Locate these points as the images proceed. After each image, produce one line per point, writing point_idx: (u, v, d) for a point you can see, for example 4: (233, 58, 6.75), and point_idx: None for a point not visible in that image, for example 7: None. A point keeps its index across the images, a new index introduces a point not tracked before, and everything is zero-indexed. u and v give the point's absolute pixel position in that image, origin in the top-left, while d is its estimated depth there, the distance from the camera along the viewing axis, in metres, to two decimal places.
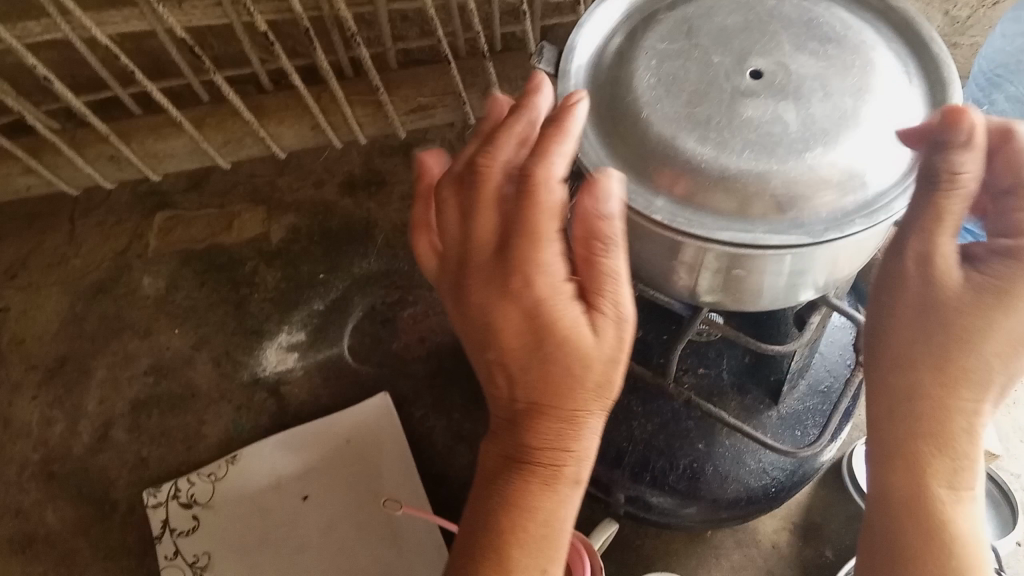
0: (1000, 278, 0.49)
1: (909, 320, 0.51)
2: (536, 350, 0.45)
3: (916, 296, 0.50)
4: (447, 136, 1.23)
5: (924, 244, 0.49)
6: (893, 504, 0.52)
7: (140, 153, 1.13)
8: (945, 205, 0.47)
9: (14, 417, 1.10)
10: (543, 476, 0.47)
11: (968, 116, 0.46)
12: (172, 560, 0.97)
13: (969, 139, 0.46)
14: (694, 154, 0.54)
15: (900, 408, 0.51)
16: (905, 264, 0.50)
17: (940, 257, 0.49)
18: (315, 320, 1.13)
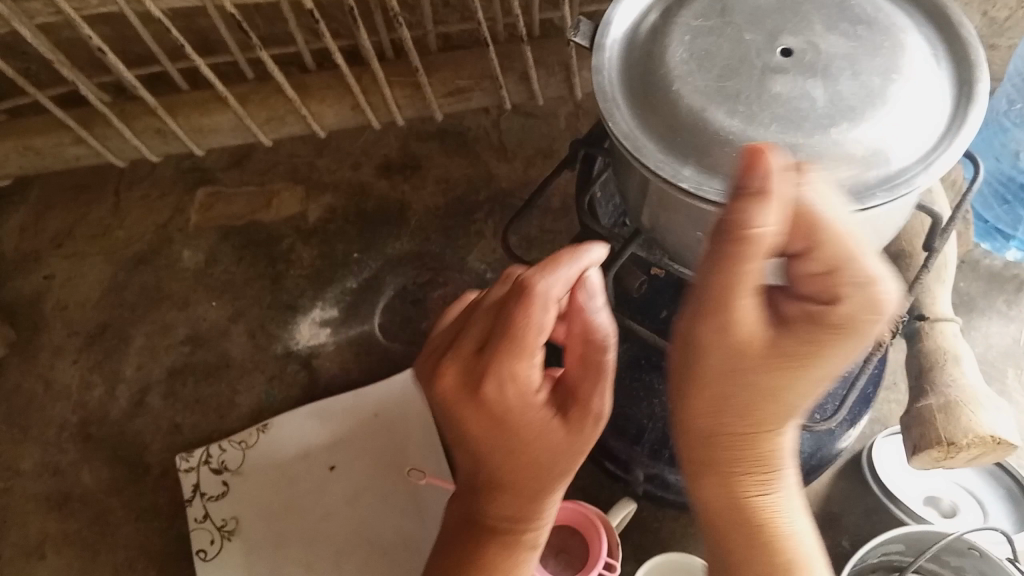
0: (791, 338, 0.49)
1: (709, 380, 0.50)
2: (528, 440, 0.55)
3: (692, 357, 0.50)
4: (483, 123, 1.26)
5: (721, 309, 0.47)
6: (718, 539, 0.55)
7: (187, 128, 1.17)
8: (742, 266, 0.45)
9: (56, 379, 1.13)
10: (505, 542, 0.63)
11: (768, 167, 0.44)
12: (202, 523, 1.00)
13: (766, 192, 0.44)
14: (723, 126, 0.55)
15: (712, 440, 0.53)
16: (702, 330, 0.48)
17: (741, 320, 0.48)
18: (348, 297, 1.15)
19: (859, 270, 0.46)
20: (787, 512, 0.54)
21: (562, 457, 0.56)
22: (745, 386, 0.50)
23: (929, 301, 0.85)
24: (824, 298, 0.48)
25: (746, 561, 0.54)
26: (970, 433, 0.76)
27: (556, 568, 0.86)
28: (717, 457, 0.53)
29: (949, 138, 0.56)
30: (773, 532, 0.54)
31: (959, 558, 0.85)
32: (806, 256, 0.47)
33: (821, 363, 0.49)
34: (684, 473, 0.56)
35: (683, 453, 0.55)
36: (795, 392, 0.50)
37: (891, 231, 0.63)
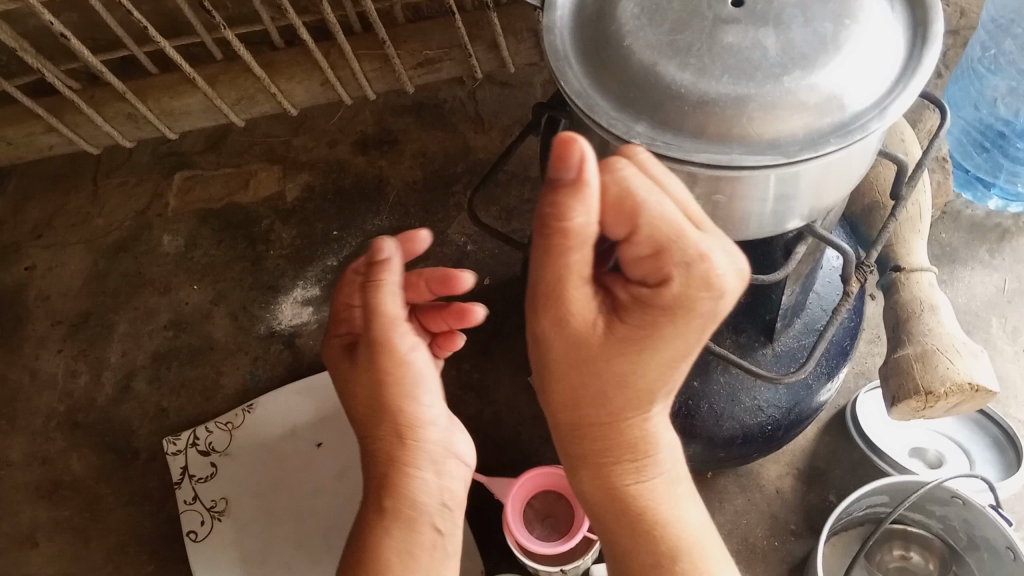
0: (628, 325, 0.50)
1: (563, 371, 0.54)
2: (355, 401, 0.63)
3: (543, 350, 0.54)
4: (458, 94, 1.25)
5: (557, 304, 0.50)
6: (605, 517, 0.62)
7: (156, 111, 1.20)
8: (567, 256, 0.47)
9: (41, 369, 1.14)
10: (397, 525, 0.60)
11: (573, 155, 0.42)
12: (191, 504, 1.00)
13: (577, 180, 0.43)
14: (675, 80, 0.54)
15: (576, 427, 0.57)
16: (545, 325, 0.52)
17: (580, 314, 0.51)
18: (328, 275, 1.15)
19: (685, 248, 0.46)
20: (662, 491, 0.60)
21: (387, 404, 0.60)
22: (593, 375, 0.53)
23: (905, 252, 0.84)
24: (654, 281, 0.48)
25: (625, 534, 0.61)
26: (947, 382, 0.75)
27: (543, 533, 0.87)
28: (585, 444, 0.58)
29: (903, 83, 0.56)
30: (647, 510, 0.60)
31: (943, 508, 0.86)
32: (631, 242, 0.47)
33: (661, 347, 0.51)
34: (566, 460, 0.62)
35: (564, 444, 0.60)
36: (644, 376, 0.53)
37: (855, 180, 0.63)
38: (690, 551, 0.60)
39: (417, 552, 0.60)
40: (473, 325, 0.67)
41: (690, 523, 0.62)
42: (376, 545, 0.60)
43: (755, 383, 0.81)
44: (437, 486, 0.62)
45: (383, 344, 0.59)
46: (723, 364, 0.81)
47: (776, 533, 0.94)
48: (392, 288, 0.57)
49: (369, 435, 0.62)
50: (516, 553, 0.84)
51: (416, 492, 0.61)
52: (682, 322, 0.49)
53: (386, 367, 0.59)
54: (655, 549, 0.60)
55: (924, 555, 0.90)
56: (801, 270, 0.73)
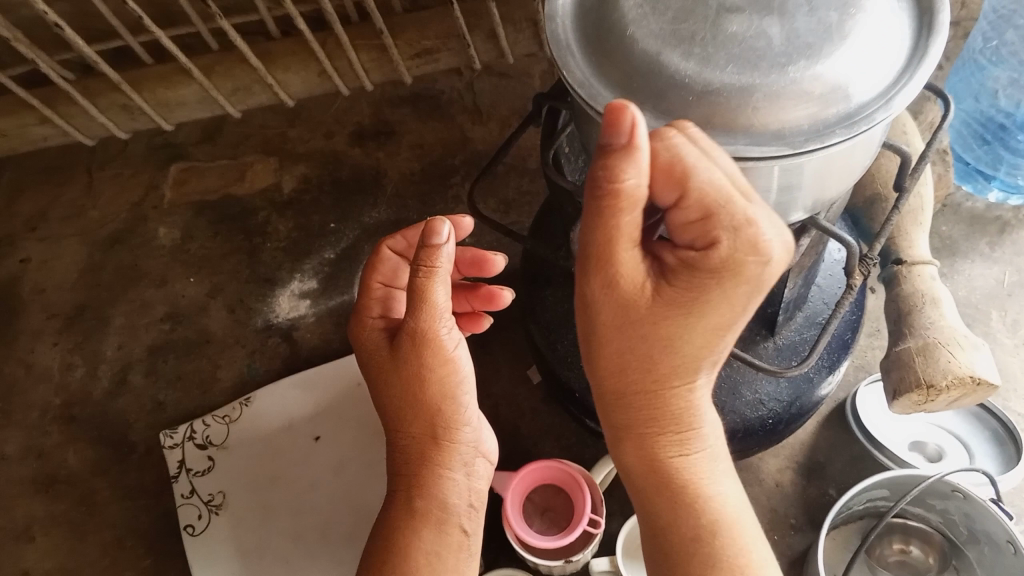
0: (676, 288, 0.49)
1: (607, 336, 0.53)
2: (381, 379, 0.62)
3: (586, 316, 0.53)
4: (455, 85, 1.24)
5: (603, 269, 0.49)
6: (643, 495, 0.60)
7: (152, 102, 1.19)
8: (614, 218, 0.47)
9: (36, 362, 1.13)
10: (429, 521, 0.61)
11: (624, 122, 0.43)
12: (188, 498, 0.99)
13: (628, 146, 0.44)
14: (678, 69, 0.54)
15: (620, 402, 0.56)
16: (592, 288, 0.51)
17: (626, 279, 0.50)
18: (326, 268, 1.14)
19: (733, 213, 0.46)
20: (706, 469, 0.58)
21: (427, 399, 0.60)
22: (637, 344, 0.52)
23: (906, 244, 0.84)
24: (701, 244, 0.48)
25: (665, 511, 0.59)
26: (949, 375, 0.75)
27: (542, 528, 0.87)
28: (624, 416, 0.57)
29: (908, 73, 0.56)
30: (692, 486, 0.58)
31: (944, 501, 0.85)
32: (678, 209, 0.47)
33: (708, 313, 0.50)
34: (609, 435, 0.60)
35: (607, 417, 0.58)
36: (690, 344, 0.51)
37: (860, 171, 0.62)
38: (730, 530, 0.58)
39: (446, 553, 0.60)
40: (500, 308, 0.74)
41: (733, 504, 0.60)
42: (406, 545, 0.60)
43: (756, 376, 0.81)
44: (464, 487, 0.63)
45: (427, 335, 0.58)
46: (725, 357, 0.81)
47: (775, 528, 0.93)
48: (440, 281, 0.55)
49: (403, 427, 0.62)
50: (516, 547, 0.84)
51: (446, 493, 0.62)
52: (732, 288, 0.48)
53: (428, 365, 0.59)
54: (695, 526, 0.58)
55: (924, 549, 0.90)
56: (805, 263, 0.72)
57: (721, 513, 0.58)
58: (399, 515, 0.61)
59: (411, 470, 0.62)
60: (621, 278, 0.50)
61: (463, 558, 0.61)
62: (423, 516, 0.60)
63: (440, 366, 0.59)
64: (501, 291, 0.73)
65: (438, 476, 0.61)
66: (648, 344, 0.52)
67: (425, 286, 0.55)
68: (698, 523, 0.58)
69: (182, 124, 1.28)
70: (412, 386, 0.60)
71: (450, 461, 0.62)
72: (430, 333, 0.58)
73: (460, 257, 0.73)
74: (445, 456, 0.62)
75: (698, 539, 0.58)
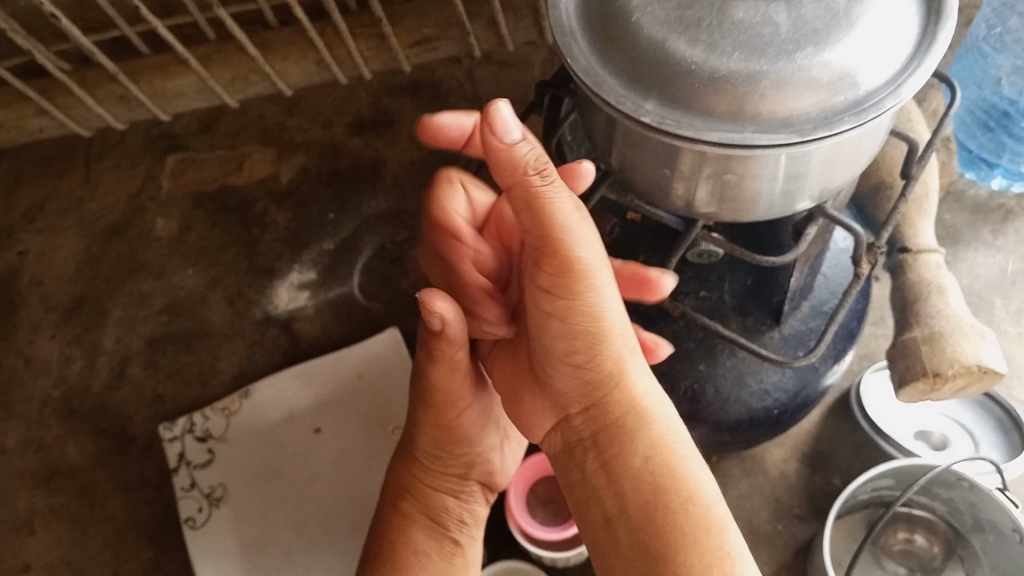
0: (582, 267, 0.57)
1: (554, 318, 0.57)
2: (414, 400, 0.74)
3: (539, 320, 0.58)
4: (455, 74, 1.23)
5: (555, 263, 0.54)
6: (629, 484, 0.56)
7: (149, 92, 1.19)
8: (547, 212, 0.54)
9: (35, 355, 1.12)
10: (424, 523, 0.76)
11: (504, 129, 0.53)
12: (189, 492, 0.98)
13: (506, 149, 0.53)
14: (685, 57, 0.53)
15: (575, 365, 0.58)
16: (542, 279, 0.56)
17: (584, 266, 0.55)
18: (325, 259, 1.13)
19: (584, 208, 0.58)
20: (674, 449, 0.58)
21: (441, 425, 0.73)
22: (590, 337, 0.57)
23: (912, 233, 0.83)
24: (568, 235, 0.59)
25: (648, 501, 0.56)
26: (955, 364, 0.73)
27: (546, 519, 0.87)
28: (590, 413, 0.60)
29: (917, 60, 0.55)
30: (664, 462, 0.57)
31: (948, 490, 0.85)
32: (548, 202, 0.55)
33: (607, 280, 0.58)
34: (580, 420, 0.61)
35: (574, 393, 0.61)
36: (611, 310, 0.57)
37: (865, 160, 0.62)
38: (719, 512, 0.56)
39: (434, 556, 0.75)
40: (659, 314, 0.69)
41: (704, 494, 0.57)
42: (398, 542, 0.75)
43: (762, 366, 0.81)
44: (455, 506, 0.77)
45: (434, 389, 0.69)
46: (729, 347, 0.81)
47: (779, 518, 0.93)
48: (448, 367, 0.67)
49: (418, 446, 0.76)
50: (519, 540, 0.84)
51: (441, 503, 0.77)
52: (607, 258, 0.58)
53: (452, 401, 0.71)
54: (675, 511, 0.55)
55: (928, 538, 0.89)
56: (811, 252, 0.72)
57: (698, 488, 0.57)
58: (392, 519, 0.76)
59: (402, 481, 0.78)
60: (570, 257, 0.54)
61: (455, 563, 0.75)
62: (413, 521, 0.76)
63: (434, 415, 0.72)
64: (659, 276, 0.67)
65: (425, 492, 0.77)
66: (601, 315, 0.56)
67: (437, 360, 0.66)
68: (681, 496, 0.55)
69: (180, 114, 1.27)
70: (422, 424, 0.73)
71: (448, 484, 0.77)
72: (437, 391, 0.69)
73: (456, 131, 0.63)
74: (433, 477, 0.77)
75: (681, 521, 0.54)
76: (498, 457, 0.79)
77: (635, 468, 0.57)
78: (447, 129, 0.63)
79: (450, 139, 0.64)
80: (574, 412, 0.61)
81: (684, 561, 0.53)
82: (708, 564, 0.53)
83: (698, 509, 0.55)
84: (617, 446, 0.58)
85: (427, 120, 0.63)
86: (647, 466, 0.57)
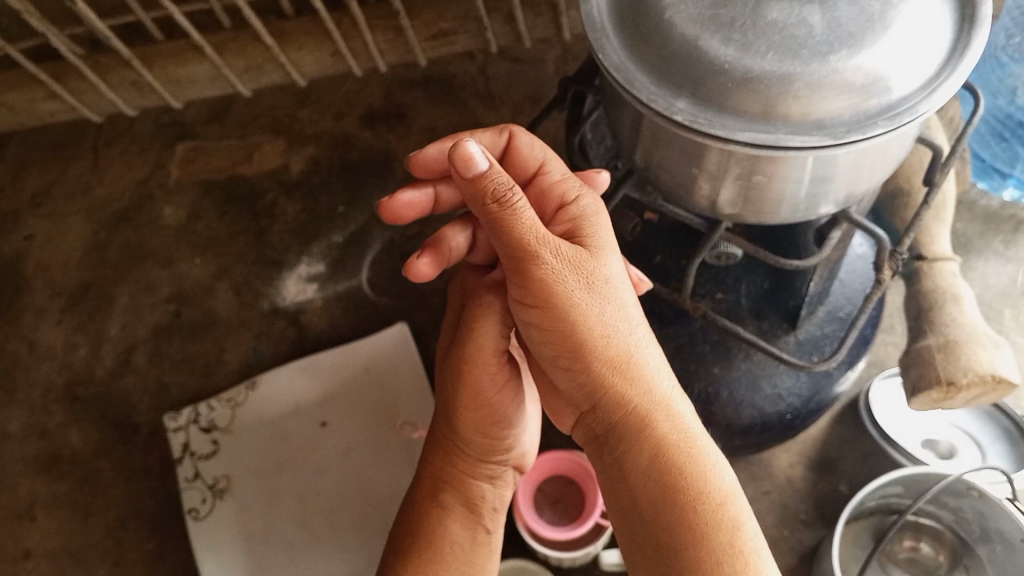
0: None
1: (541, 321, 0.55)
2: (438, 395, 0.71)
3: (530, 324, 0.56)
4: (468, 69, 1.23)
5: (525, 272, 0.53)
6: (636, 488, 0.53)
7: (162, 78, 1.22)
8: (516, 225, 0.52)
9: (39, 340, 1.11)
10: (454, 510, 0.70)
11: (471, 163, 0.52)
12: (192, 482, 0.98)
13: (474, 180, 0.52)
14: (717, 56, 0.52)
15: (567, 369, 0.56)
16: (519, 288, 0.54)
17: (552, 273, 0.53)
18: (334, 251, 1.13)
19: (578, 207, 0.59)
20: (691, 439, 0.54)
21: (453, 412, 0.69)
22: (575, 341, 0.54)
23: (929, 241, 0.83)
24: (566, 232, 0.58)
25: (652, 502, 0.52)
26: (969, 372, 0.72)
27: (553, 518, 0.86)
28: (597, 414, 0.56)
29: (949, 67, 0.55)
30: (678, 456, 0.53)
31: (958, 499, 0.85)
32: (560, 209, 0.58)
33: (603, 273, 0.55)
34: (585, 421, 0.58)
35: (571, 396, 0.58)
36: (603, 310, 0.54)
37: (891, 168, 0.61)
38: (730, 509, 0.51)
39: (467, 545, 0.68)
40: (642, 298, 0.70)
41: (729, 481, 0.53)
42: (435, 533, 0.68)
43: (776, 370, 0.82)
44: (489, 491, 0.72)
45: (474, 363, 0.65)
46: (745, 351, 0.82)
47: (785, 523, 0.93)
48: (495, 324, 0.63)
49: (438, 435, 0.72)
50: (526, 537, 0.83)
51: (471, 489, 0.71)
52: (609, 253, 0.57)
53: (484, 390, 0.66)
54: (682, 507, 0.51)
55: (935, 547, 0.89)
56: (832, 258, 0.72)
57: (717, 478, 0.52)
58: (427, 511, 0.70)
59: (439, 472, 0.72)
60: (553, 264, 0.53)
61: (485, 553, 0.69)
62: (449, 511, 0.70)
63: (475, 400, 0.67)
64: (640, 281, 0.68)
65: (459, 479, 0.71)
66: (589, 319, 0.53)
67: (483, 318, 0.63)
68: (691, 494, 0.51)
69: (191, 102, 1.28)
70: (458, 411, 0.68)
71: (479, 471, 0.71)
72: (475, 364, 0.65)
73: (442, 156, 0.65)
74: (471, 465, 0.71)
75: (689, 521, 0.50)
76: (526, 437, 0.75)
77: (641, 469, 0.53)
78: (433, 157, 0.65)
79: (437, 164, 0.66)
80: (581, 408, 0.58)
81: (693, 559, 0.50)
82: (719, 562, 0.49)
83: (709, 507, 0.51)
84: (619, 448, 0.55)
85: (414, 154, 0.65)
86: (654, 464, 0.53)
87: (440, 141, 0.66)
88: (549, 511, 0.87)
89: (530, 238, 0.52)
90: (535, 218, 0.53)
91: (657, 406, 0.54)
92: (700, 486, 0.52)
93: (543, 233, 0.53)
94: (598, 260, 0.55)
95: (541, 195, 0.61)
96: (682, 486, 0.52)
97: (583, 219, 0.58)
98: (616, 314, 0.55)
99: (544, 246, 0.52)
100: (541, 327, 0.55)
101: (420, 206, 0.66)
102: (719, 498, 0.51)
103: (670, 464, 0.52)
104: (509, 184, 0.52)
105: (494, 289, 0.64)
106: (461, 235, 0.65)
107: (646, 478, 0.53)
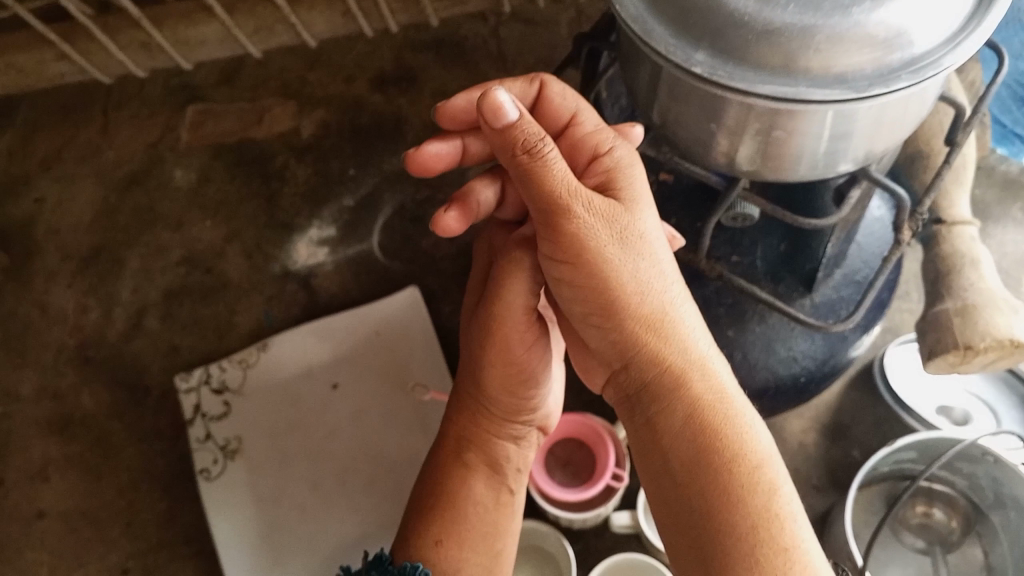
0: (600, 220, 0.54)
1: (573, 277, 0.54)
2: (466, 352, 0.70)
3: (561, 281, 0.56)
4: (480, 31, 1.22)
5: (556, 226, 0.52)
6: (669, 449, 0.52)
7: (172, 40, 1.23)
8: (547, 178, 0.51)
9: (50, 303, 1.11)
10: (479, 471, 0.70)
11: (501, 113, 0.50)
12: (204, 443, 0.98)
13: (504, 131, 0.51)
14: (737, 8, 0.51)
15: (599, 327, 0.56)
16: (549, 244, 0.54)
17: (583, 227, 0.52)
18: (346, 215, 1.12)
19: (611, 160, 0.58)
20: (727, 401, 0.53)
21: (480, 369, 0.68)
22: (607, 296, 0.53)
23: (947, 204, 0.82)
24: (599, 186, 0.57)
25: (685, 463, 0.51)
26: (987, 336, 0.71)
27: (564, 480, 0.86)
28: (630, 373, 0.56)
29: (975, 22, 0.53)
30: (712, 416, 0.52)
31: (972, 465, 0.84)
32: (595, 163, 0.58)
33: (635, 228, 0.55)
34: (617, 381, 0.58)
35: (602, 354, 0.57)
36: (635, 265, 0.53)
37: (912, 125, 0.60)
38: (766, 472, 0.50)
39: (491, 505, 0.68)
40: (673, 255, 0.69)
41: (766, 443, 0.52)
42: (460, 493, 0.68)
43: (792, 333, 0.81)
44: (514, 452, 0.72)
45: (503, 320, 0.64)
46: (759, 314, 0.82)
47: (797, 488, 0.93)
48: (525, 280, 0.63)
49: (464, 394, 0.72)
50: (536, 498, 0.84)
51: (496, 449, 0.71)
52: (642, 207, 0.56)
53: (511, 347, 0.66)
54: (716, 469, 0.50)
55: (947, 513, 0.89)
56: (850, 219, 0.71)
57: (754, 440, 0.51)
58: (452, 469, 0.70)
59: (464, 431, 0.71)
60: (584, 219, 0.52)
61: (510, 513, 0.69)
62: (474, 470, 0.70)
63: (503, 357, 0.67)
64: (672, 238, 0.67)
65: (485, 438, 0.71)
66: (621, 275, 0.53)
67: (512, 273, 0.63)
68: (726, 457, 0.50)
69: (201, 65, 1.27)
70: (485, 367, 0.68)
71: (504, 431, 0.71)
72: (504, 321, 0.64)
73: (471, 106, 0.64)
74: (496, 424, 0.71)
75: (722, 483, 0.50)
76: (552, 397, 0.75)
77: (674, 429, 0.53)
78: (462, 108, 0.64)
79: (465, 115, 0.65)
80: (613, 366, 0.57)
81: (725, 523, 0.49)
82: (754, 526, 0.48)
83: (744, 470, 0.50)
84: (652, 408, 0.54)
85: (443, 104, 0.64)
86: (687, 424, 0.52)
87: (469, 91, 0.65)
88: (559, 473, 0.86)
89: (562, 191, 0.51)
90: (567, 171, 0.52)
91: (692, 365, 0.53)
92: (735, 448, 0.51)
93: (575, 187, 0.52)
94: (631, 215, 0.55)
95: (573, 147, 0.61)
96: (716, 447, 0.51)
97: (616, 173, 0.57)
98: (649, 270, 0.54)
99: (575, 200, 0.52)
100: (573, 283, 0.55)
101: (450, 157, 0.65)
102: (755, 461, 0.50)
103: (704, 425, 0.52)
104: (540, 134, 0.51)
105: (523, 244, 0.63)
106: (489, 189, 0.65)
107: (679, 438, 0.52)
